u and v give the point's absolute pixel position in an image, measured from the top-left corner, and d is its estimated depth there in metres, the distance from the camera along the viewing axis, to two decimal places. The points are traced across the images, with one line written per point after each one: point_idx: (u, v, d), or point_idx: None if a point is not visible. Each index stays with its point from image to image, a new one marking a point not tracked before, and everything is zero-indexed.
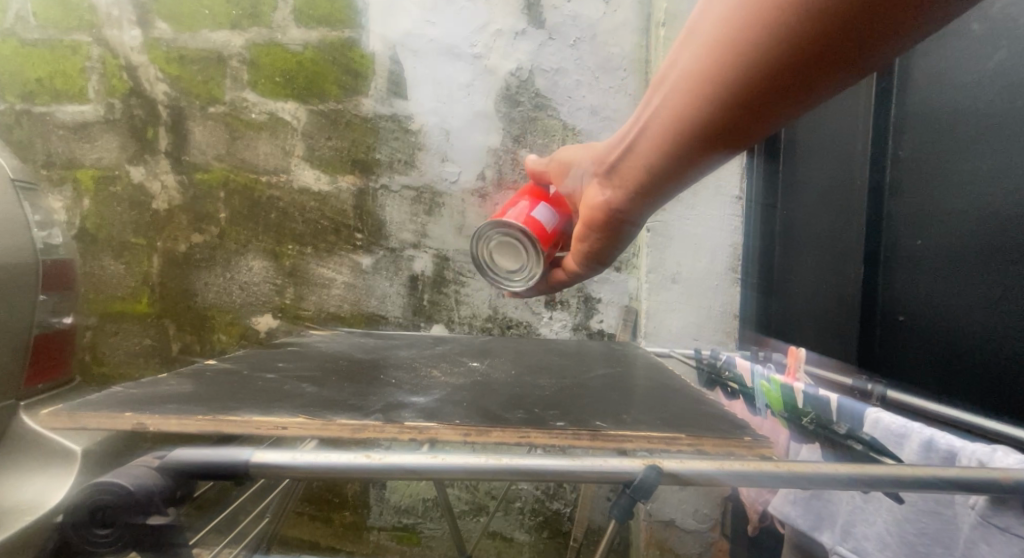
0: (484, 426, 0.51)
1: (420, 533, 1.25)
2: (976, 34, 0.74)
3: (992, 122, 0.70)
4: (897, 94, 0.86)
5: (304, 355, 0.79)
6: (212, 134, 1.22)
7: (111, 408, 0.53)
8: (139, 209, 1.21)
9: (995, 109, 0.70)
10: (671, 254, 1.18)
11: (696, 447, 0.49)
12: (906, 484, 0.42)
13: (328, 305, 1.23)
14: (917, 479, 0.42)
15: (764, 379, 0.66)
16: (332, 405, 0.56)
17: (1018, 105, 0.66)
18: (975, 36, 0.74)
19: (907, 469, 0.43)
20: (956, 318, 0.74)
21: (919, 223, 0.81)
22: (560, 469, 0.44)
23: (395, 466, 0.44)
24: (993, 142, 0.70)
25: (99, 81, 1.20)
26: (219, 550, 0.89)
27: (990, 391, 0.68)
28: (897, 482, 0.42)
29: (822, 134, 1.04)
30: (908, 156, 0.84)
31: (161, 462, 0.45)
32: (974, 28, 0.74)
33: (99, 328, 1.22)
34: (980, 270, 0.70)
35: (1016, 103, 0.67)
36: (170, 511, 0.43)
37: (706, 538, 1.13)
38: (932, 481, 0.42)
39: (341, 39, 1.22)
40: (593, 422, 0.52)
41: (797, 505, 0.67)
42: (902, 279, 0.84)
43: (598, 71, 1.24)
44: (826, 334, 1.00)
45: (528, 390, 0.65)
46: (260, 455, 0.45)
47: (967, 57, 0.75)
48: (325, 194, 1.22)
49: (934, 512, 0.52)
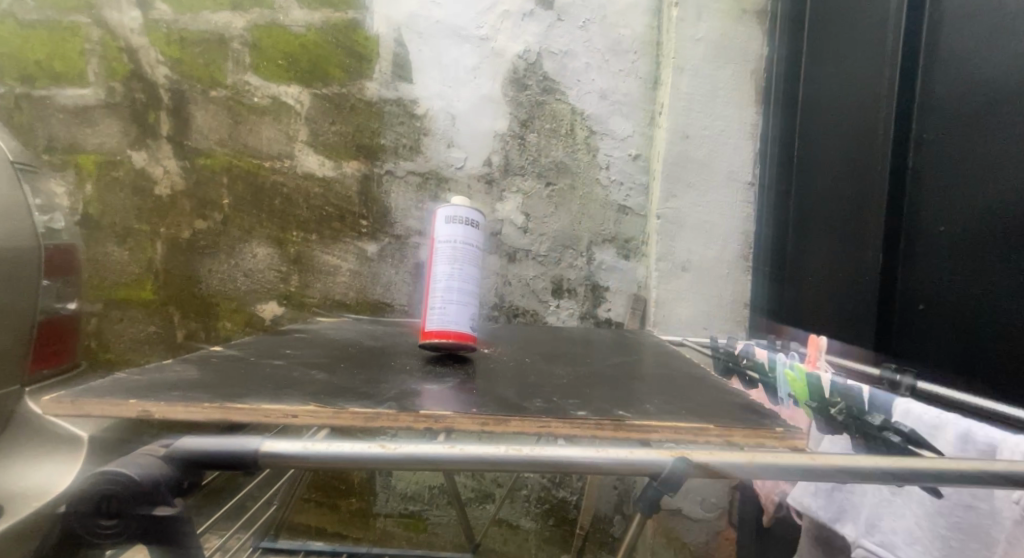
0: (501, 415, 0.49)
1: (426, 520, 1.24)
2: (1010, 9, 0.70)
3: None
4: (924, 75, 0.83)
5: (310, 343, 0.77)
6: (214, 118, 1.19)
7: (114, 395, 0.51)
8: (140, 195, 1.19)
9: None
10: (682, 241, 1.16)
11: (726, 438, 0.47)
12: (949, 477, 0.40)
13: (333, 293, 1.21)
14: (961, 472, 0.40)
15: (788, 367, 0.64)
16: (341, 393, 0.54)
17: None
18: (1009, 12, 0.70)
19: (950, 462, 0.41)
20: (981, 307, 0.71)
21: (945, 208, 0.78)
22: (585, 459, 0.42)
23: (409, 454, 0.43)
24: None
25: (98, 63, 1.17)
26: (226, 537, 0.88)
27: (1014, 380, 0.66)
28: (940, 477, 0.40)
29: (840, 118, 1.01)
30: (937, 138, 0.80)
31: (167, 451, 0.43)
32: (1008, 3, 0.70)
33: (103, 315, 1.18)
34: (1006, 257, 0.68)
35: None
36: (177, 502, 0.42)
37: (714, 526, 1.12)
38: (977, 476, 0.40)
39: (344, 20, 1.19)
40: (615, 412, 0.51)
41: (818, 496, 0.66)
42: (923, 267, 0.81)
43: (609, 54, 1.21)
44: (840, 323, 0.97)
45: (543, 379, 0.63)
46: (270, 444, 0.43)
47: (1002, 33, 0.71)
48: (330, 179, 1.20)
49: (971, 507, 0.50)
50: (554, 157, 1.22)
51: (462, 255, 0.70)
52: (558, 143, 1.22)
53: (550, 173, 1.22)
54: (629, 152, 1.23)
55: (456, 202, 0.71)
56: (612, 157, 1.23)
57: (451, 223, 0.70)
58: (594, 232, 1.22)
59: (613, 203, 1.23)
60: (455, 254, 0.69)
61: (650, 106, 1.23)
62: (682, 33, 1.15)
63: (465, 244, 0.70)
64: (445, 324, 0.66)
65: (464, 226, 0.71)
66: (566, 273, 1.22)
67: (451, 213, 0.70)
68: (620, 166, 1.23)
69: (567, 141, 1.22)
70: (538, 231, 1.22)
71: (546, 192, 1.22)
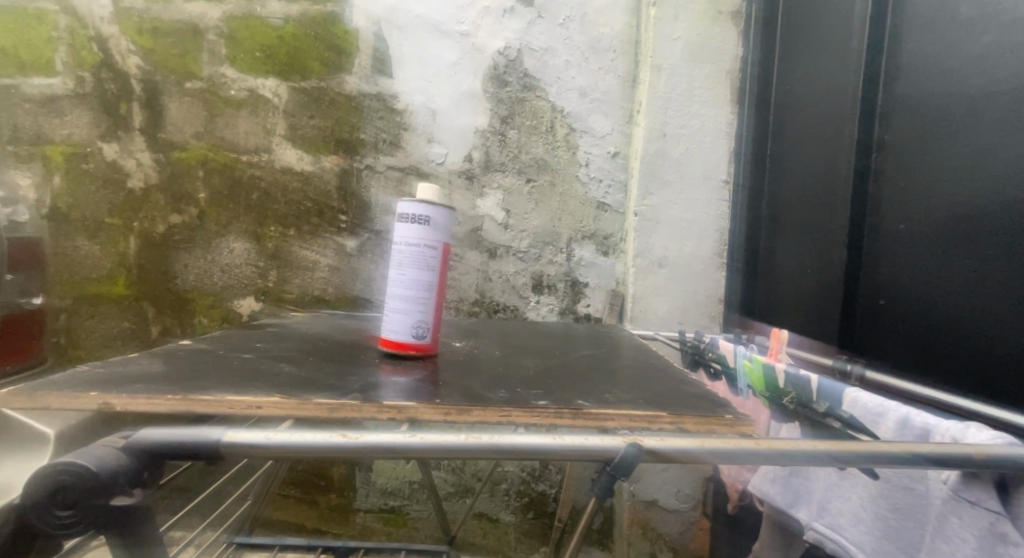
0: (464, 406, 0.51)
1: (406, 515, 1.25)
2: (963, 17, 0.73)
3: (975, 106, 0.71)
4: (885, 78, 0.86)
5: (283, 337, 0.77)
6: (189, 110, 1.18)
7: (77, 389, 0.52)
8: (111, 188, 1.17)
9: (978, 94, 0.70)
10: (658, 238, 1.18)
11: (678, 425, 0.50)
12: (883, 459, 0.45)
13: (312, 289, 1.21)
14: (894, 455, 0.45)
15: (747, 358, 0.68)
16: (310, 386, 0.55)
17: (1002, 91, 0.67)
18: (962, 19, 0.74)
19: (885, 446, 0.45)
20: (935, 301, 0.74)
21: (902, 206, 0.81)
22: (543, 446, 0.45)
23: (372, 445, 0.44)
24: (975, 127, 0.70)
25: (66, 51, 1.15)
26: (200, 532, 0.88)
27: (964, 372, 0.69)
28: (874, 458, 0.45)
29: (810, 119, 1.03)
30: (895, 139, 0.83)
31: (128, 443, 0.45)
32: (962, 10, 0.74)
33: (73, 311, 1.16)
34: (958, 255, 0.71)
35: (1000, 89, 0.67)
36: (134, 492, 0.44)
37: (687, 517, 1.14)
38: (905, 457, 0.45)
39: (323, 13, 1.19)
40: (575, 401, 0.53)
41: (777, 483, 0.70)
42: (882, 263, 0.84)
43: (587, 51, 1.23)
44: (807, 318, 1.00)
45: (513, 371, 0.64)
46: (231, 434, 0.45)
47: (954, 40, 0.74)
48: (309, 174, 1.20)
49: (907, 488, 0.55)
50: (533, 154, 1.23)
51: (407, 259, 0.67)
52: (538, 140, 1.23)
53: (529, 169, 1.23)
54: (607, 149, 1.24)
55: (407, 200, 0.68)
56: (591, 154, 1.24)
57: (401, 224, 0.67)
58: (574, 228, 1.24)
59: (592, 200, 1.24)
60: (400, 259, 0.67)
61: (628, 104, 1.24)
62: (659, 32, 1.16)
63: (409, 247, 0.67)
64: (388, 334, 0.67)
65: (412, 225, 0.67)
66: (545, 269, 1.23)
67: (401, 213, 0.68)
68: (598, 163, 1.24)
69: (546, 138, 1.23)
70: (517, 227, 1.23)
71: (527, 188, 1.23)
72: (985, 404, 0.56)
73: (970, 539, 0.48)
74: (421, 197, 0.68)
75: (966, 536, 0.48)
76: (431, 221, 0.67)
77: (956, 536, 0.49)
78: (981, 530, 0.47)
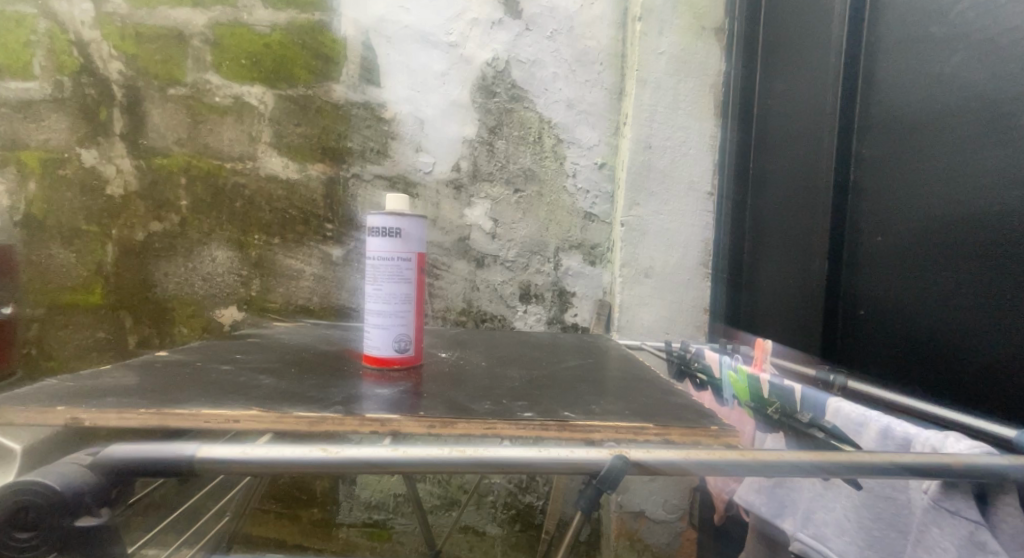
0: (449, 418, 0.50)
1: (391, 529, 1.22)
2: (935, 37, 0.75)
3: (947, 126, 0.72)
4: (862, 94, 0.87)
5: (264, 347, 0.76)
6: (172, 117, 1.16)
7: (48, 402, 0.50)
8: (90, 195, 1.14)
9: (949, 112, 0.72)
10: (645, 248, 1.18)
11: (664, 437, 0.50)
12: (862, 469, 0.45)
13: (296, 297, 1.19)
14: (874, 465, 0.45)
15: (732, 369, 0.68)
16: (290, 398, 0.54)
17: (972, 109, 0.69)
18: (934, 39, 0.75)
19: (864, 457, 0.45)
20: (913, 310, 0.75)
21: (880, 219, 0.82)
22: (529, 459, 0.44)
23: (354, 459, 0.43)
24: (947, 145, 0.72)
25: (45, 56, 1.12)
26: (175, 549, 0.85)
27: (944, 382, 0.70)
28: (855, 468, 0.45)
29: (791, 133, 1.04)
30: (871, 154, 0.84)
31: (93, 460, 0.43)
32: (934, 31, 0.75)
33: (47, 320, 1.13)
34: (935, 267, 0.72)
35: (970, 108, 0.69)
36: (103, 512, 0.43)
37: (674, 528, 1.14)
38: (888, 468, 0.45)
39: (311, 21, 1.18)
40: (562, 413, 0.52)
41: (762, 493, 0.69)
42: (862, 276, 0.85)
43: (575, 64, 1.23)
44: (791, 328, 1.00)
45: (499, 381, 0.64)
46: (206, 450, 0.44)
47: (927, 60, 0.76)
48: (294, 181, 1.18)
49: (889, 497, 0.55)
50: (520, 164, 1.23)
51: (381, 272, 0.65)
52: (526, 150, 1.23)
53: (517, 179, 1.23)
54: (594, 160, 1.25)
55: (376, 213, 0.66)
56: (578, 165, 1.24)
57: (373, 239, 0.66)
58: (561, 238, 1.24)
59: (579, 210, 1.24)
60: (374, 273, 0.66)
61: (615, 116, 1.25)
62: (645, 46, 1.17)
63: (383, 261, 0.65)
64: (370, 348, 0.66)
65: (383, 239, 0.65)
66: (533, 279, 1.23)
67: (372, 227, 0.66)
68: (584, 172, 1.24)
69: (535, 148, 1.23)
70: (505, 236, 1.22)
71: (515, 198, 1.23)
72: (957, 412, 0.57)
73: (951, 548, 0.48)
74: (391, 208, 0.67)
75: (947, 545, 0.48)
76: (402, 233, 0.66)
77: (937, 546, 0.49)
78: (960, 540, 0.48)
